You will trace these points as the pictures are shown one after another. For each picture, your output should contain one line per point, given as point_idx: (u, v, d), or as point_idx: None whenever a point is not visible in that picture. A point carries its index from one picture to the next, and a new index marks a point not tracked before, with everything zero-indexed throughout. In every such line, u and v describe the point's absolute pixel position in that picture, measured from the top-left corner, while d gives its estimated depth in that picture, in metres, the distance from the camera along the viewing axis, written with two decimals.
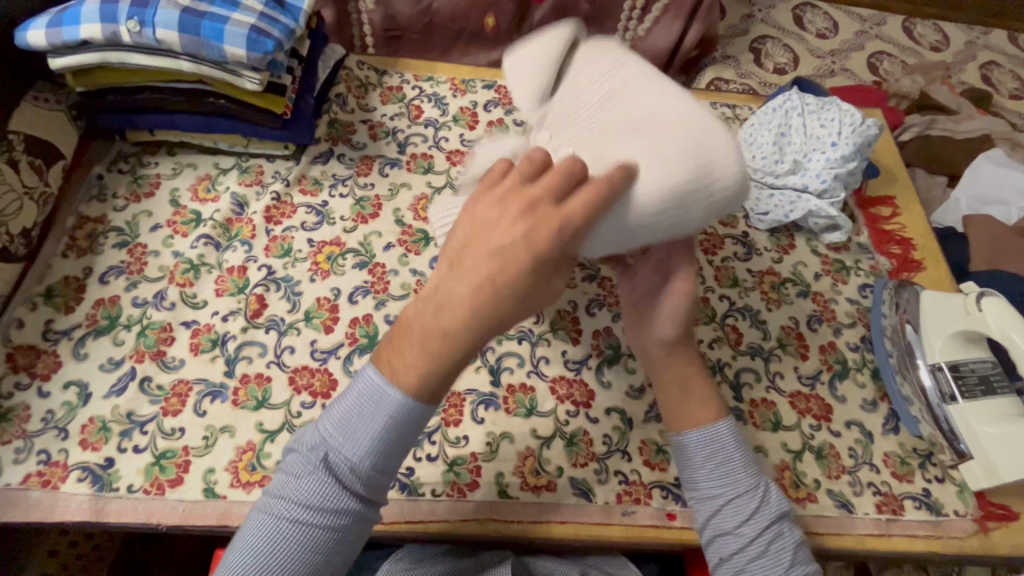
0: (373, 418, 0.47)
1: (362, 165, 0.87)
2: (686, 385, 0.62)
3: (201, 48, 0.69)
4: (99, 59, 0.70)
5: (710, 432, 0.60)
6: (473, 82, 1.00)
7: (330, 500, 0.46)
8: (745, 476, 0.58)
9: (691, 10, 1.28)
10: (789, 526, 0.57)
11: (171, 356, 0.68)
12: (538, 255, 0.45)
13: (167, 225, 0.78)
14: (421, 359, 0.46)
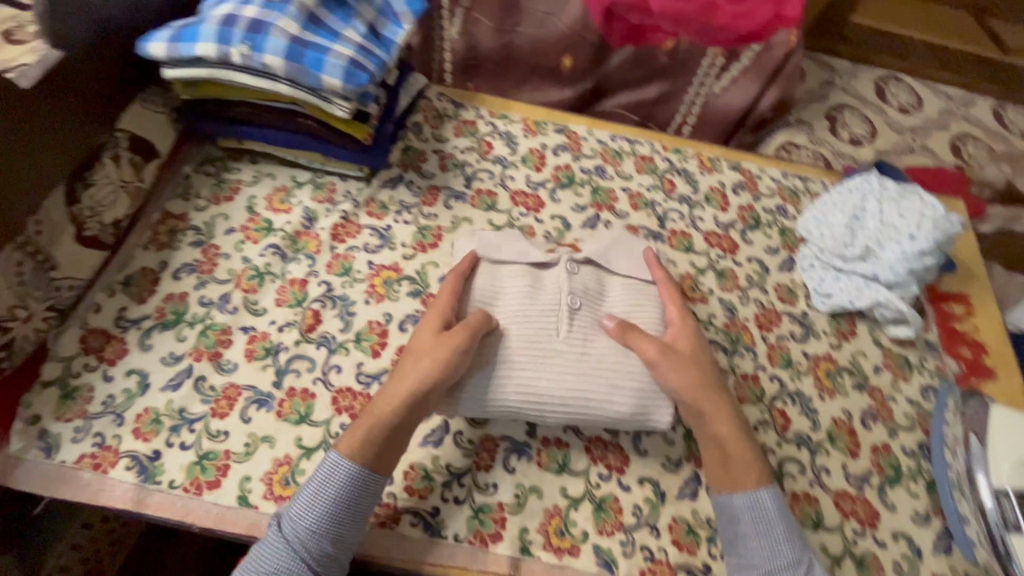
0: (319, 502, 0.58)
1: (428, 194, 0.90)
2: (728, 458, 0.65)
3: (302, 75, 0.73)
4: (208, 75, 0.75)
5: (757, 498, 0.62)
6: (545, 124, 1.01)
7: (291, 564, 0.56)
8: (788, 549, 0.60)
9: (771, 74, 1.26)
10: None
11: (227, 360, 0.71)
12: (443, 356, 0.63)
13: (240, 230, 0.82)
14: (364, 433, 0.61)
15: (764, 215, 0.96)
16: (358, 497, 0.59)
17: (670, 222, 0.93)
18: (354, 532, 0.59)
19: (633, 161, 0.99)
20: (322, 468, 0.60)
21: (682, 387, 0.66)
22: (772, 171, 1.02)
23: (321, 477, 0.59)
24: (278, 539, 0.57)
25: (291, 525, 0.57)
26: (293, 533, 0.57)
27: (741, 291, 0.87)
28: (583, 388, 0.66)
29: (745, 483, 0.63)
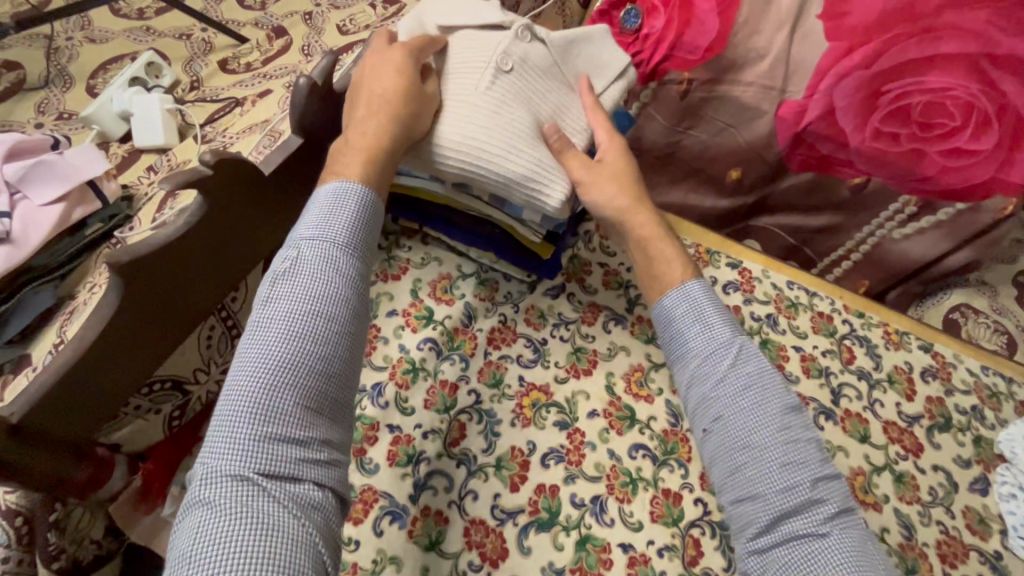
0: (336, 212, 0.54)
1: (587, 311, 0.86)
2: (650, 253, 0.68)
3: (503, 206, 0.75)
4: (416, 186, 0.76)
5: (687, 290, 0.63)
6: (718, 254, 0.95)
7: (310, 309, 0.49)
8: (779, 442, 0.54)
9: (968, 237, 1.14)
10: (848, 519, 0.52)
11: (370, 459, 0.70)
12: (398, 104, 0.61)
13: (402, 314, 0.81)
14: (360, 162, 0.57)
15: (956, 414, 0.84)
16: (362, 217, 0.55)
17: (845, 399, 0.83)
18: (360, 273, 0.53)
19: (810, 316, 0.90)
20: (329, 189, 0.55)
21: (609, 197, 0.69)
22: (969, 360, 0.89)
23: (328, 200, 0.54)
24: (304, 258, 0.51)
25: (319, 242, 0.52)
26: (292, 294, 0.49)
27: (923, 505, 0.76)
28: (486, 136, 0.66)
29: (674, 278, 0.65)
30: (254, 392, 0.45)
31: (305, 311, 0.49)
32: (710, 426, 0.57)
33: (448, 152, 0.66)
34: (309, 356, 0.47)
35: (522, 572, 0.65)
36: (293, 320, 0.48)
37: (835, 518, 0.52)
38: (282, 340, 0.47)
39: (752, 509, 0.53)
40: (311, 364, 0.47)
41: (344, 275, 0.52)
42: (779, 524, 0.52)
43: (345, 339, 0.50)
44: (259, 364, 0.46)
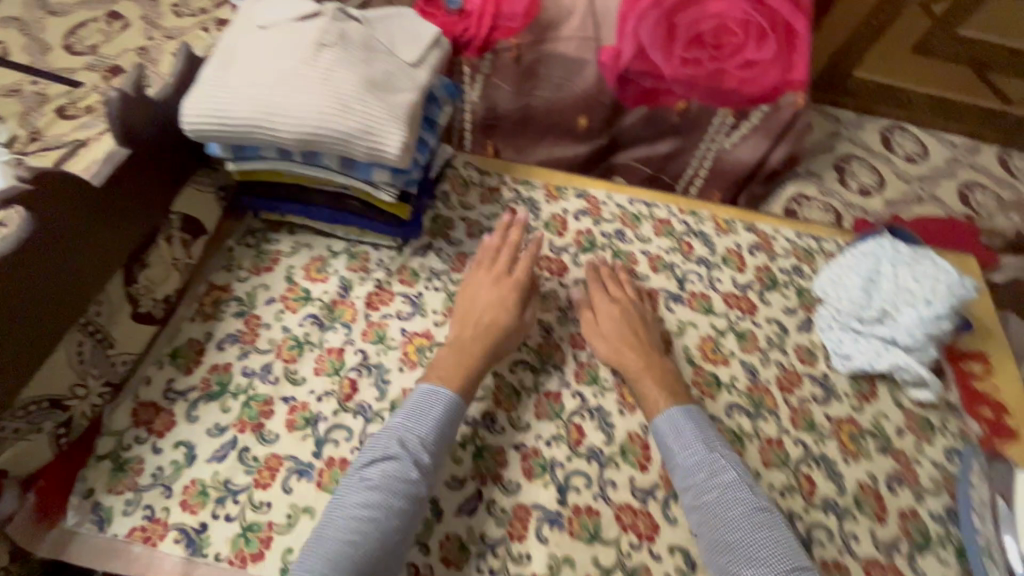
0: (424, 416, 0.70)
1: (456, 261, 0.94)
2: (640, 380, 0.79)
3: (353, 168, 0.75)
4: (269, 167, 0.76)
5: (673, 419, 0.74)
6: (566, 189, 1.06)
7: (403, 480, 0.66)
8: (700, 453, 0.70)
9: (781, 131, 1.31)
10: (755, 500, 0.67)
11: (269, 430, 0.74)
12: (498, 322, 0.80)
13: (280, 299, 0.86)
14: (449, 370, 0.75)
15: (780, 275, 0.98)
16: (448, 419, 0.71)
17: (689, 284, 0.96)
18: (437, 462, 0.69)
19: (651, 224, 1.03)
20: (418, 395, 0.72)
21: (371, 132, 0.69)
22: (785, 230, 1.05)
23: (424, 402, 0.71)
24: (386, 453, 0.67)
25: (395, 438, 0.69)
26: (372, 482, 0.65)
27: (762, 352, 0.89)
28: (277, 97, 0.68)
29: (656, 406, 0.76)
30: (335, 543, 0.61)
31: (386, 481, 0.65)
32: (678, 462, 0.72)
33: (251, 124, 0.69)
34: (414, 505, 0.65)
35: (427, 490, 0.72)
36: (374, 497, 0.64)
37: (757, 510, 0.66)
38: (377, 499, 0.64)
39: (698, 511, 0.68)
40: (393, 511, 0.64)
41: (432, 459, 0.69)
42: (702, 509, 0.68)
43: (399, 516, 0.64)
44: (336, 531, 0.62)
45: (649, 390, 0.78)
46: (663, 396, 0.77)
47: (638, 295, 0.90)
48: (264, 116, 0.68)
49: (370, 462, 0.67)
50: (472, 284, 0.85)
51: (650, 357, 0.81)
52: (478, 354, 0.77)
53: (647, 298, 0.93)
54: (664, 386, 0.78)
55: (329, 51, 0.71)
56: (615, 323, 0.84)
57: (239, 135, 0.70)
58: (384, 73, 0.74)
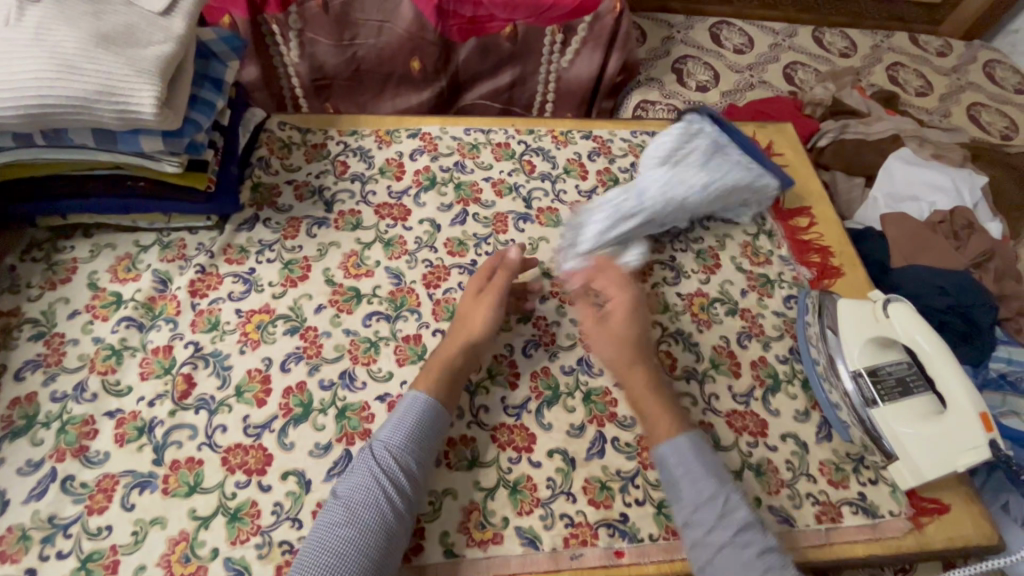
0: (405, 421, 0.66)
1: (288, 228, 0.87)
2: (640, 399, 0.73)
3: (114, 141, 0.67)
4: (10, 159, 0.67)
5: (680, 445, 0.68)
6: (398, 132, 1.01)
7: (380, 483, 0.61)
8: (709, 485, 0.65)
9: (609, 40, 1.33)
10: (759, 535, 0.62)
11: (95, 451, 0.66)
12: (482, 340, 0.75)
13: (86, 310, 0.76)
14: (438, 372, 0.71)
15: (621, 175, 1.01)
16: (429, 419, 0.67)
17: (536, 201, 0.95)
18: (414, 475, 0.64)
19: (490, 149, 1.01)
20: (405, 400, 0.69)
21: (111, 87, 0.61)
22: (621, 132, 1.07)
23: (404, 408, 0.68)
24: (370, 462, 0.63)
25: (379, 446, 0.65)
26: (354, 492, 0.61)
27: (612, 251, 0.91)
28: None
29: (662, 431, 0.70)
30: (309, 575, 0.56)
31: (364, 497, 0.60)
32: (680, 482, 0.67)
33: None
34: (395, 514, 0.60)
35: (290, 465, 0.68)
36: (359, 508, 0.60)
37: (768, 552, 0.61)
38: (359, 510, 0.60)
39: (705, 554, 0.62)
40: (369, 532, 0.58)
41: (417, 465, 0.64)
42: (716, 551, 0.62)
43: (377, 533, 0.58)
44: (310, 562, 0.57)
45: (655, 413, 0.71)
46: (662, 417, 0.71)
47: (639, 299, 0.80)
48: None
49: (354, 472, 0.63)
50: (472, 295, 0.79)
51: (649, 373, 0.74)
52: (460, 358, 0.73)
53: (495, 224, 0.92)
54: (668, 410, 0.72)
55: (39, 11, 0.62)
56: (620, 336, 0.76)
57: None
58: (123, 25, 0.65)
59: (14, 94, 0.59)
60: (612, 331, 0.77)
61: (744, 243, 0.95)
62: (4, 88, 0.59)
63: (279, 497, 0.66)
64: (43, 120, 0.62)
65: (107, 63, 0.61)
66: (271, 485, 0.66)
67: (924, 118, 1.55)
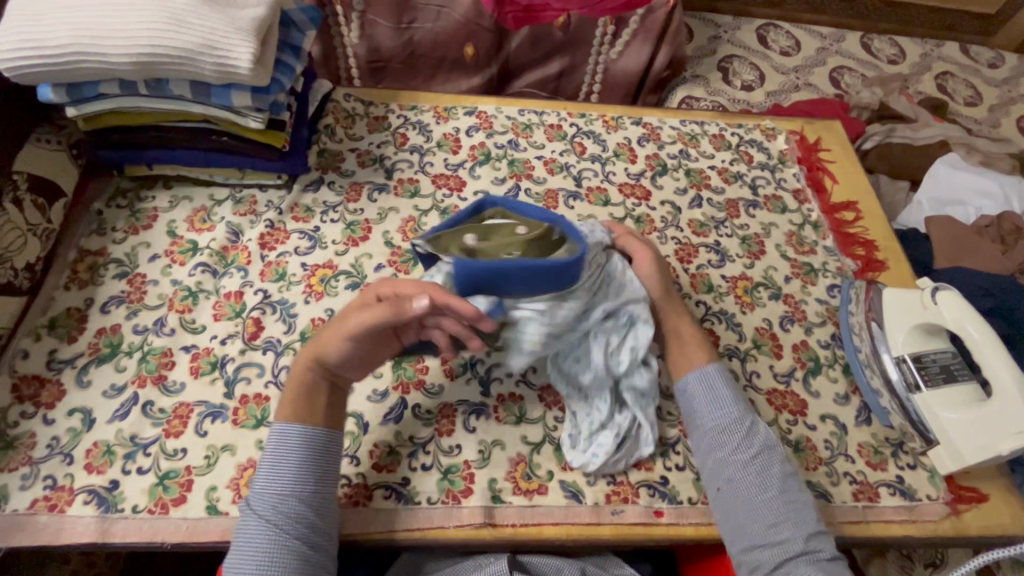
0: (279, 464, 0.60)
1: (351, 191, 0.91)
2: (679, 337, 0.75)
3: (209, 95, 0.75)
4: (115, 106, 0.75)
5: (708, 373, 0.71)
6: (455, 109, 1.05)
7: (280, 537, 0.56)
8: (735, 407, 0.68)
9: (659, 35, 1.36)
10: (777, 457, 0.65)
11: (172, 380, 0.71)
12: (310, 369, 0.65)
13: (165, 255, 0.81)
14: (297, 400, 0.63)
15: (669, 161, 1.03)
16: (300, 459, 0.60)
17: (585, 181, 0.98)
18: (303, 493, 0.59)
19: (543, 130, 1.04)
20: (271, 441, 0.62)
21: (215, 42, 0.68)
22: (671, 120, 1.09)
23: (272, 451, 0.61)
24: (256, 520, 0.57)
25: (263, 501, 0.58)
26: (245, 556, 0.55)
27: (659, 232, 0.93)
28: (112, 22, 0.67)
29: (693, 363, 0.72)
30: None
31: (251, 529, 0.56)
32: (703, 408, 0.69)
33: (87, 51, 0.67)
34: (302, 558, 0.56)
35: (350, 407, 0.72)
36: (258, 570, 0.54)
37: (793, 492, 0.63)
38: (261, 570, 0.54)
39: (727, 472, 0.65)
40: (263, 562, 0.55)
41: (306, 503, 0.59)
42: (738, 469, 0.64)
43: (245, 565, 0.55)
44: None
45: (681, 351, 0.74)
46: (699, 348, 0.74)
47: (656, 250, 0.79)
48: (89, 40, 0.66)
49: (244, 533, 0.57)
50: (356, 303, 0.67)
51: (677, 303, 0.77)
52: (312, 376, 0.65)
53: (546, 200, 0.95)
54: (695, 345, 0.74)
55: None
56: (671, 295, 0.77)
57: (64, 64, 0.67)
58: None
59: (133, 45, 0.67)
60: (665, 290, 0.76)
61: (790, 232, 0.97)
62: (125, 39, 0.67)
63: None
64: (152, 71, 0.70)
65: (213, 22, 0.68)
66: None
67: (973, 127, 1.54)
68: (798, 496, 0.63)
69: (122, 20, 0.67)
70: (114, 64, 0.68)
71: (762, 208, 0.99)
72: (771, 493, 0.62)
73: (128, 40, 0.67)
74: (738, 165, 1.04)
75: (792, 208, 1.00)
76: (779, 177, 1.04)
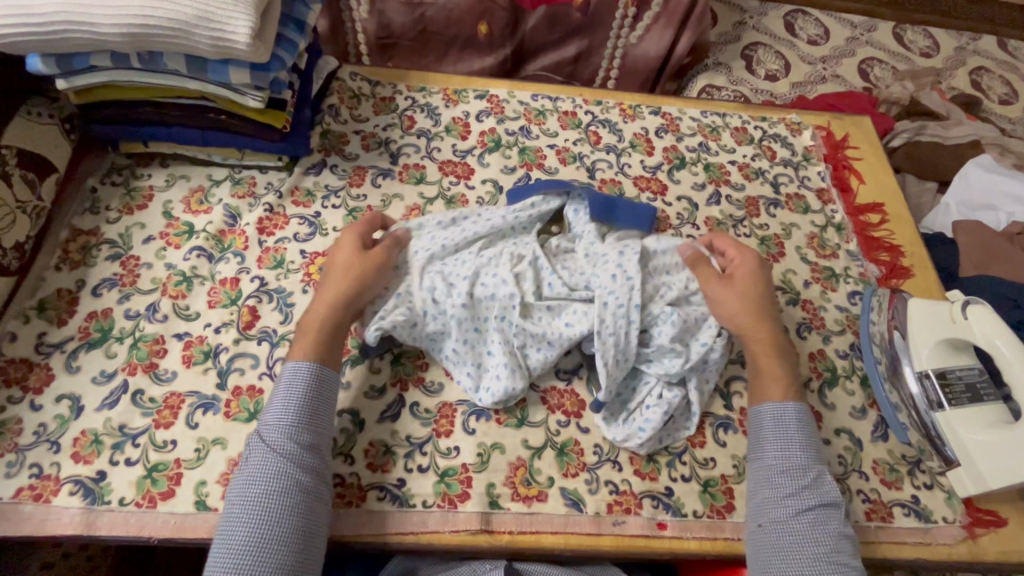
0: (290, 397, 0.62)
1: (354, 175, 0.88)
2: (767, 359, 0.71)
3: (206, 70, 0.71)
4: (108, 81, 0.72)
5: (785, 411, 0.67)
6: (466, 92, 1.00)
7: (289, 470, 0.58)
8: (802, 456, 0.64)
9: (683, 18, 1.29)
10: (838, 516, 0.62)
11: (164, 369, 0.69)
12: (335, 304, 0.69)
13: (160, 237, 0.78)
14: (311, 339, 0.66)
15: (688, 153, 0.98)
16: (307, 394, 0.62)
17: (599, 172, 0.94)
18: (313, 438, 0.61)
19: (557, 117, 0.99)
20: (284, 375, 0.64)
21: (210, 13, 0.64)
22: (691, 111, 1.04)
23: (284, 384, 0.63)
24: (263, 447, 0.59)
25: (270, 430, 0.60)
26: (251, 484, 0.57)
27: (674, 229, 0.89)
28: None
29: (773, 394, 0.69)
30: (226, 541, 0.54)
31: (259, 465, 0.58)
32: (767, 445, 0.66)
33: (76, 20, 0.63)
34: (309, 495, 0.58)
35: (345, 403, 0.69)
36: (262, 497, 0.56)
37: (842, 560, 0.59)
38: (263, 501, 0.56)
39: (776, 514, 0.61)
40: (265, 501, 0.56)
41: (315, 442, 0.61)
42: (794, 515, 0.61)
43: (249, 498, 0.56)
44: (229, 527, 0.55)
45: (768, 378, 0.70)
46: (779, 378, 0.70)
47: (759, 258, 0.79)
48: (78, 10, 0.63)
49: (250, 461, 0.59)
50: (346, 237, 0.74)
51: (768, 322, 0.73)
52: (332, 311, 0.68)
53: None
54: (786, 380, 0.70)
55: None
56: (738, 287, 0.75)
57: (51, 35, 0.64)
58: None
59: (126, 16, 0.63)
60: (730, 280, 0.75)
61: (811, 234, 0.92)
62: (119, 9, 0.63)
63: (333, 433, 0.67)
64: (148, 45, 0.66)
65: None
66: None
67: (1006, 127, 1.47)
68: (848, 561, 0.59)
69: None
70: (104, 35, 0.64)
71: (783, 208, 0.94)
72: (820, 547, 0.59)
73: (120, 11, 0.63)
74: (760, 160, 0.99)
75: (814, 209, 0.95)
76: (803, 175, 0.99)
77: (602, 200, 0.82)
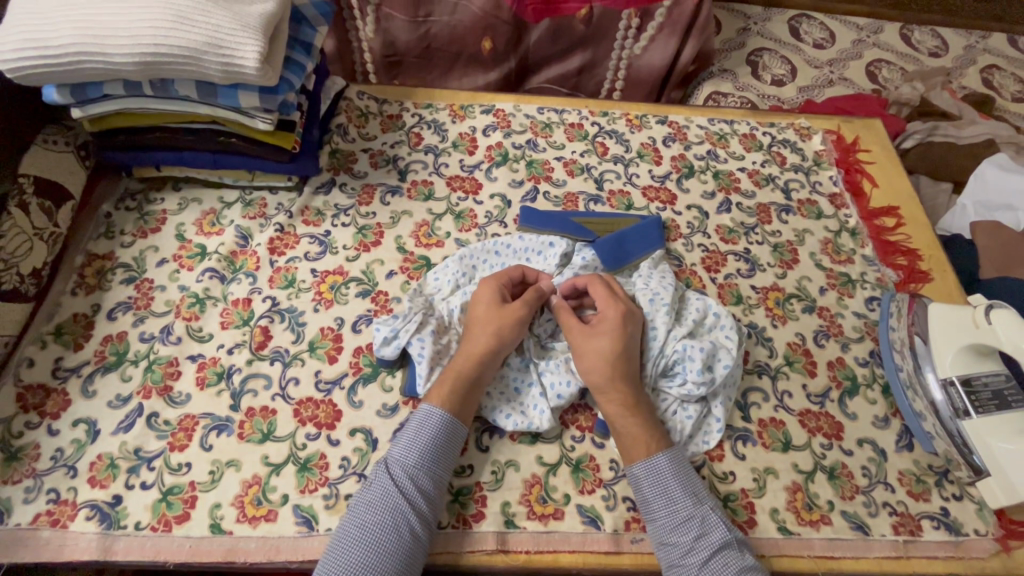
0: (418, 440, 0.63)
1: (363, 194, 0.88)
2: (636, 416, 0.66)
3: (216, 95, 0.72)
4: (120, 108, 0.74)
5: (655, 464, 0.63)
6: (472, 107, 1.01)
7: (402, 509, 0.58)
8: (715, 535, 0.60)
9: (686, 27, 1.28)
10: (736, 553, 0.59)
11: (178, 392, 0.69)
12: (479, 354, 0.68)
13: (173, 259, 0.79)
14: (450, 386, 0.66)
15: (696, 162, 0.97)
16: (442, 441, 0.63)
17: (607, 183, 0.93)
18: (436, 481, 0.62)
19: (563, 130, 0.99)
20: (417, 418, 0.64)
21: (218, 39, 0.65)
22: (698, 119, 1.03)
23: (415, 425, 0.64)
24: (388, 481, 0.60)
25: (396, 468, 0.61)
26: (367, 516, 0.58)
27: (685, 238, 0.88)
28: (119, 21, 0.64)
29: (638, 453, 0.64)
30: (343, 561, 0.56)
31: (381, 497, 0.59)
32: (677, 534, 0.60)
33: (90, 49, 0.64)
34: (421, 530, 0.59)
35: (358, 422, 0.69)
36: (375, 531, 0.57)
37: None
38: (383, 533, 0.57)
39: None
40: (386, 532, 0.57)
41: (432, 486, 0.61)
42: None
43: (371, 526, 0.57)
44: (346, 548, 0.56)
45: (636, 433, 0.65)
46: (642, 433, 0.65)
47: (629, 312, 0.71)
48: (92, 40, 0.64)
49: (369, 491, 0.60)
50: (485, 294, 0.72)
51: (635, 380, 0.68)
52: (478, 360, 0.68)
53: (566, 203, 0.91)
54: (648, 429, 0.65)
55: None
56: (595, 340, 0.69)
57: (68, 66, 0.65)
58: None
59: (138, 44, 0.64)
60: (592, 334, 0.69)
61: (825, 240, 0.91)
62: (130, 38, 0.64)
63: (347, 452, 0.67)
64: (159, 71, 0.67)
65: (216, 14, 0.65)
66: (340, 440, 0.67)
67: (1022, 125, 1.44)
68: None
69: (127, 20, 0.64)
70: (116, 62, 0.65)
71: (795, 214, 0.93)
72: None
73: (132, 39, 0.64)
74: (770, 166, 0.98)
75: (827, 214, 0.94)
76: (814, 180, 0.98)
77: (608, 240, 0.83)
